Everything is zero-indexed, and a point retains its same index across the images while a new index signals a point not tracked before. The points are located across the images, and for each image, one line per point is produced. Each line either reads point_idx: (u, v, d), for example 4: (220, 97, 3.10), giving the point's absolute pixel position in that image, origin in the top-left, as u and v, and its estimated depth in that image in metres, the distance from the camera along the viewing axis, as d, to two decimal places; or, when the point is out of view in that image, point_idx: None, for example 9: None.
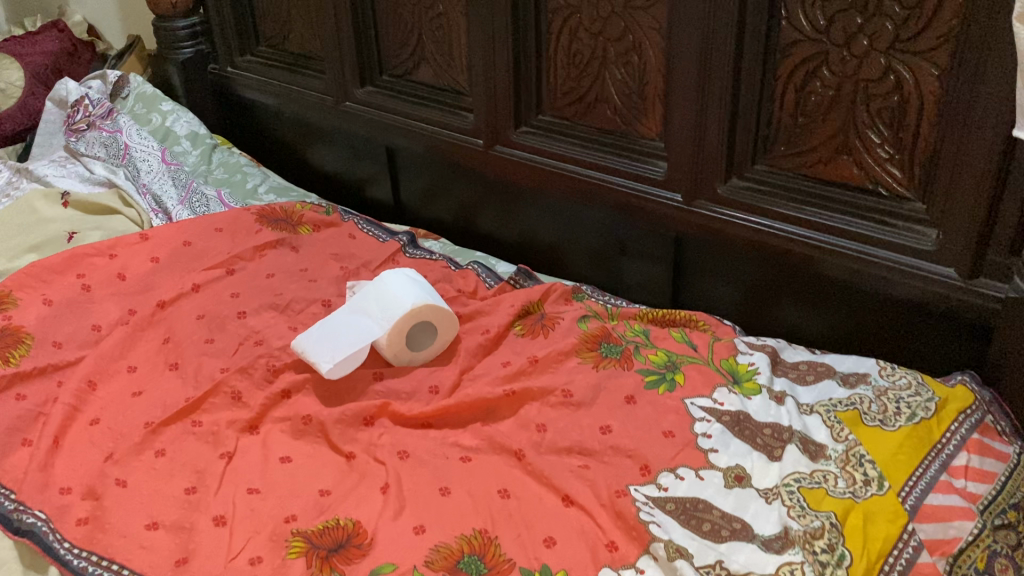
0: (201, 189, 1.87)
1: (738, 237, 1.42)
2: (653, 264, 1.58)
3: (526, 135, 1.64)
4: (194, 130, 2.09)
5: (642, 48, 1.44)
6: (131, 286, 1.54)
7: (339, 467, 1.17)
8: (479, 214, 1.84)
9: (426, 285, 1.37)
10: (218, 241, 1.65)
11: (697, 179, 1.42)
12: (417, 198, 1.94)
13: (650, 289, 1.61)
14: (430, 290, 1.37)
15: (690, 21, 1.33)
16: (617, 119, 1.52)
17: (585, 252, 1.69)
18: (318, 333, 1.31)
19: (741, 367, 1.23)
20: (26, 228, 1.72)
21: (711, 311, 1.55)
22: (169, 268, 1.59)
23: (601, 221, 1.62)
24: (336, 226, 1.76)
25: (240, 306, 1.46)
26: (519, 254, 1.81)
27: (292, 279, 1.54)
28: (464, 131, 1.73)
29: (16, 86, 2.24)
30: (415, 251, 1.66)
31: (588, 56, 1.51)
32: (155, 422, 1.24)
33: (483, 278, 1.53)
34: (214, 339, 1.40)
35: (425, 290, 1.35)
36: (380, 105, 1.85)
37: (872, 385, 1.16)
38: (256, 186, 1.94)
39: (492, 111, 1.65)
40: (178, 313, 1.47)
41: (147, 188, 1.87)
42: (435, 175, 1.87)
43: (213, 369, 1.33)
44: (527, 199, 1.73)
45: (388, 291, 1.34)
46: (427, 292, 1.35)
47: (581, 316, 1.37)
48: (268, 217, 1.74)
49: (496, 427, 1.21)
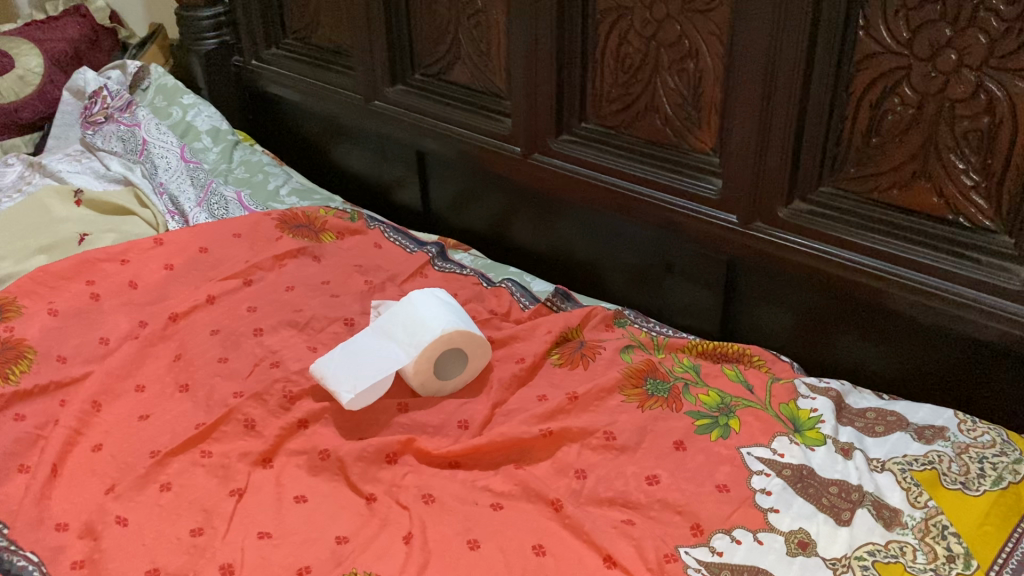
0: (221, 191, 1.77)
1: (797, 263, 1.30)
2: (699, 286, 1.47)
3: (567, 144, 1.53)
4: (216, 126, 2.00)
5: (699, 54, 1.32)
6: (143, 295, 1.45)
7: (358, 510, 1.07)
8: (513, 224, 1.73)
9: (457, 306, 1.27)
10: (236, 249, 1.56)
11: (756, 200, 1.31)
12: (447, 204, 1.84)
13: (697, 313, 1.50)
14: (460, 311, 1.26)
15: (755, 28, 1.21)
16: (669, 130, 1.41)
17: (626, 270, 1.57)
18: (340, 359, 1.21)
19: (802, 412, 1.12)
20: (36, 229, 1.64)
21: (763, 340, 1.43)
22: (184, 277, 1.49)
23: (644, 237, 1.51)
24: (360, 234, 1.66)
25: (256, 323, 1.37)
26: (554, 268, 1.70)
27: (313, 293, 1.44)
28: (499, 136, 1.62)
29: (34, 73, 2.13)
30: (444, 264, 1.55)
31: (638, 62, 1.40)
32: (161, 451, 1.14)
33: (518, 298, 1.42)
34: (228, 359, 1.30)
35: (455, 313, 1.24)
36: (410, 105, 1.75)
37: (951, 441, 1.04)
38: (277, 188, 1.84)
39: (532, 117, 1.54)
40: (191, 327, 1.38)
41: (164, 189, 1.77)
42: (468, 181, 1.76)
43: (226, 393, 1.23)
44: (565, 211, 1.62)
45: (415, 312, 1.23)
46: (458, 314, 1.25)
47: (626, 346, 1.26)
48: (289, 223, 1.64)
49: (531, 471, 1.10)
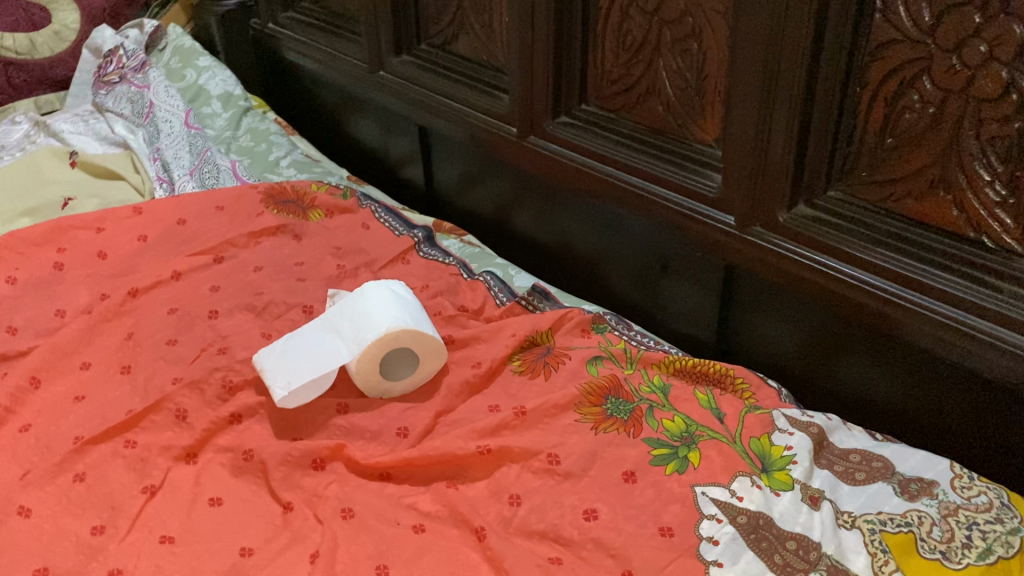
0: (215, 159, 1.69)
1: (799, 277, 1.15)
2: (698, 291, 1.33)
3: (564, 127, 1.40)
4: (228, 90, 1.91)
5: (703, 34, 1.17)
6: (110, 267, 1.40)
7: (272, 519, 0.99)
8: (516, 209, 1.61)
9: (412, 302, 1.17)
10: (215, 223, 1.49)
11: (755, 202, 1.16)
12: (452, 185, 1.73)
13: (696, 320, 1.35)
14: (415, 308, 1.16)
15: (759, 5, 1.05)
16: (671, 117, 1.27)
17: (625, 268, 1.44)
18: (281, 353, 1.13)
19: (775, 450, 0.98)
20: (27, 189, 1.60)
21: (764, 356, 1.29)
22: (156, 249, 1.44)
23: (643, 234, 1.37)
24: (351, 212, 1.57)
25: (214, 304, 1.30)
26: (555, 260, 1.58)
27: (280, 275, 1.36)
28: (497, 116, 1.50)
29: (71, 29, 2.09)
30: (429, 250, 1.46)
31: (640, 40, 1.25)
32: (84, 437, 1.09)
33: (494, 293, 1.31)
34: (178, 341, 1.24)
35: (408, 308, 1.15)
36: (414, 78, 1.64)
37: (938, 500, 0.90)
38: (278, 159, 1.75)
39: (528, 96, 1.41)
40: (149, 304, 1.32)
41: (160, 155, 1.71)
42: (472, 160, 1.65)
43: (165, 379, 1.17)
44: (566, 200, 1.49)
45: (365, 306, 1.14)
46: (412, 310, 1.15)
47: (595, 357, 1.14)
48: (276, 197, 1.56)
49: (463, 491, 1.00)
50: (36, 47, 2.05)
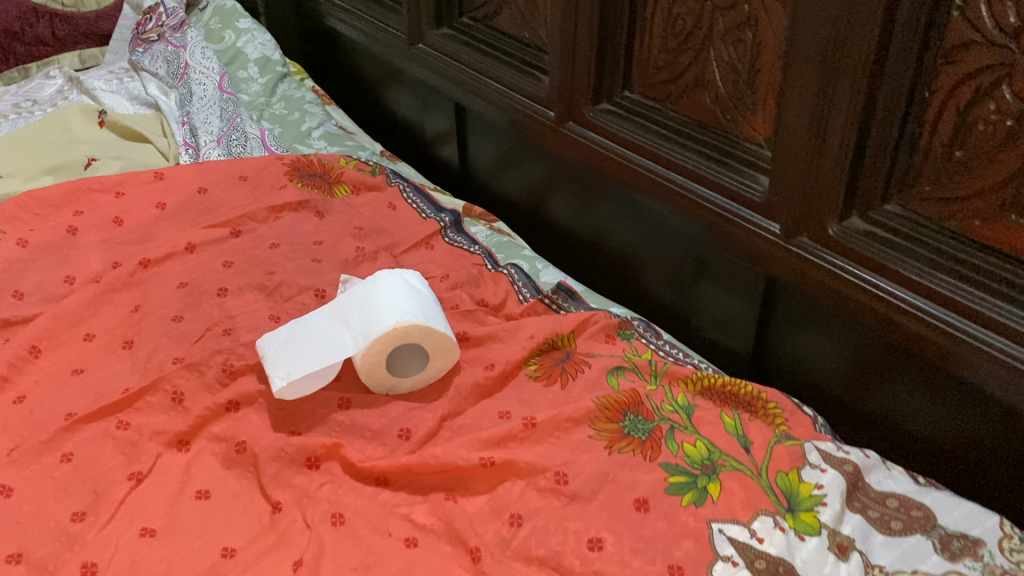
0: (244, 126, 1.62)
1: (846, 295, 1.05)
2: (735, 301, 1.23)
3: (605, 114, 1.31)
4: (266, 55, 1.85)
5: (759, 22, 1.06)
6: (126, 234, 1.35)
7: (259, 519, 0.93)
8: (550, 197, 1.53)
9: (425, 295, 1.10)
10: (237, 194, 1.44)
11: (804, 210, 1.06)
12: (488, 166, 1.66)
13: (731, 329, 1.25)
14: (428, 301, 1.09)
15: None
16: (719, 111, 1.17)
17: (659, 268, 1.35)
18: (285, 341, 1.07)
19: (803, 488, 0.89)
20: (52, 145, 1.56)
21: (803, 374, 1.18)
22: (174, 218, 1.39)
23: (680, 235, 1.28)
24: (378, 189, 1.51)
25: (224, 281, 1.24)
26: (587, 254, 1.50)
27: (296, 254, 1.30)
28: (535, 98, 1.42)
29: None
30: (455, 236, 1.39)
31: (691, 25, 1.15)
32: (76, 415, 1.04)
33: (518, 288, 1.24)
34: (183, 318, 1.19)
35: (420, 301, 1.08)
36: (453, 53, 1.57)
37: (982, 563, 0.81)
38: (309, 129, 1.69)
39: (569, 79, 1.33)
40: (160, 276, 1.27)
41: (189, 118, 1.66)
42: (509, 142, 1.57)
43: (166, 358, 1.12)
44: (602, 192, 1.40)
45: (374, 296, 1.08)
46: (423, 303, 1.08)
47: (617, 368, 1.06)
48: (302, 170, 1.50)
49: (462, 505, 0.93)
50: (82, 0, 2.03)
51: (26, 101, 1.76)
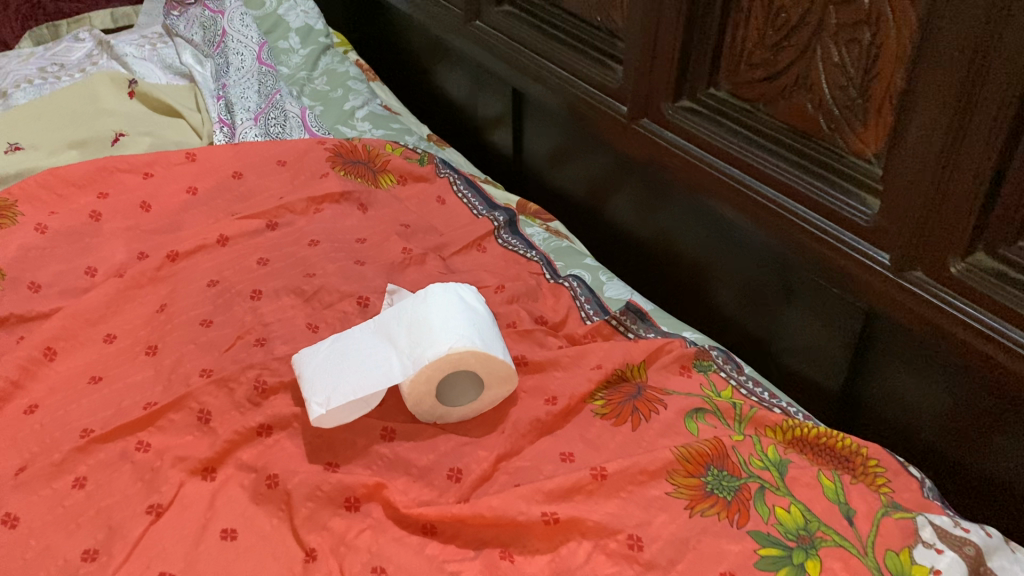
0: (284, 104, 1.50)
1: (964, 342, 0.91)
2: (822, 332, 1.10)
3: (686, 113, 1.18)
4: (308, 24, 1.73)
5: (880, 20, 0.91)
6: (153, 221, 1.24)
7: (291, 568, 0.82)
8: (613, 197, 1.40)
9: (482, 314, 0.98)
10: (274, 180, 1.32)
11: (922, 241, 0.93)
12: (545, 157, 1.52)
13: (815, 360, 1.12)
14: (485, 322, 0.97)
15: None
16: (821, 119, 1.02)
17: (734, 286, 1.22)
18: (324, 360, 0.96)
19: (917, 572, 0.77)
20: (78, 116, 1.45)
21: (894, 418, 1.05)
22: (205, 205, 1.28)
23: (764, 252, 1.14)
24: (426, 180, 1.39)
25: (258, 281, 1.13)
26: (651, 261, 1.36)
27: (336, 253, 1.18)
28: (606, 90, 1.29)
29: None
30: (509, 238, 1.27)
31: (795, 18, 1.01)
32: (93, 432, 0.94)
33: (580, 304, 1.12)
34: (212, 323, 1.08)
35: (477, 322, 0.96)
36: (514, 33, 1.44)
37: None
38: (353, 109, 1.57)
39: (648, 71, 1.19)
40: (189, 272, 1.16)
41: (225, 92, 1.54)
42: (570, 132, 1.44)
43: (192, 369, 1.02)
44: (674, 196, 1.27)
45: (426, 314, 0.96)
46: (480, 325, 0.96)
47: (697, 409, 0.94)
48: (345, 156, 1.38)
49: (520, 567, 0.81)
50: None
51: (53, 65, 1.65)
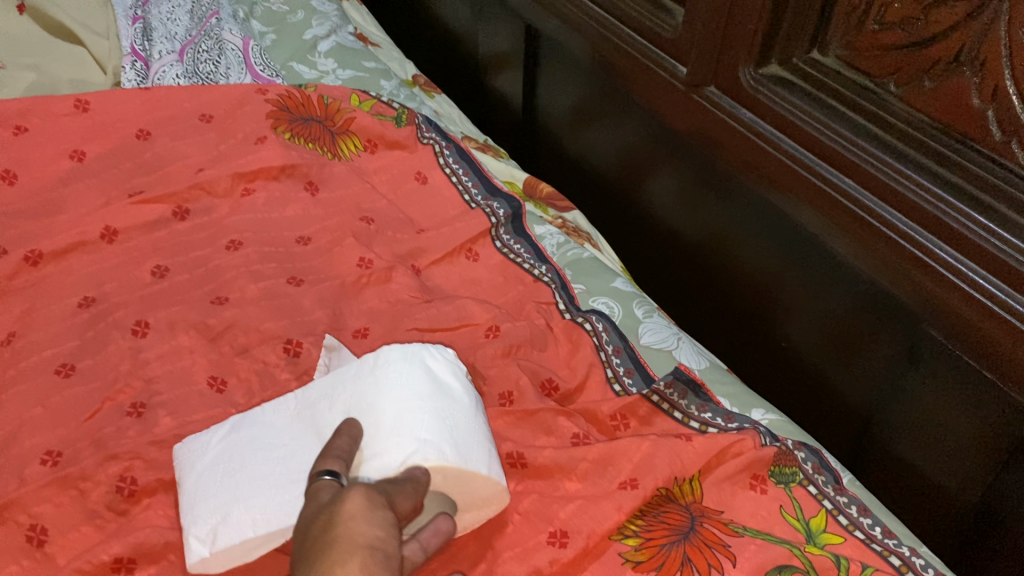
0: (221, 31, 1.13)
1: None
2: (950, 418, 0.76)
3: (771, 87, 0.82)
4: None
5: None
6: (18, 200, 0.90)
7: None
8: (650, 181, 1.04)
9: (460, 399, 0.63)
10: (195, 144, 0.97)
11: None
12: (563, 116, 1.16)
13: (935, 449, 0.79)
14: (463, 411, 0.62)
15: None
16: (994, 121, 0.66)
17: (817, 328, 0.88)
18: (216, 462, 0.62)
19: None
20: None
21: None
22: (95, 178, 0.93)
23: (868, 293, 0.80)
24: (403, 149, 1.03)
25: (149, 306, 0.80)
26: (700, 272, 1.02)
27: (263, 265, 0.85)
28: (654, 41, 0.92)
29: None
30: (511, 242, 0.92)
31: None
32: None
33: (610, 360, 0.78)
34: (75, 372, 0.75)
35: (449, 414, 0.61)
36: None
37: None
38: (315, 38, 1.20)
39: (723, 21, 0.83)
40: (55, 283, 0.82)
41: (143, 12, 1.16)
42: (596, 89, 1.07)
43: (31, 452, 0.69)
44: (736, 195, 0.92)
45: (372, 399, 0.61)
46: (454, 417, 0.61)
47: (780, 567, 0.62)
48: (293, 111, 1.02)
49: None
50: None
51: None
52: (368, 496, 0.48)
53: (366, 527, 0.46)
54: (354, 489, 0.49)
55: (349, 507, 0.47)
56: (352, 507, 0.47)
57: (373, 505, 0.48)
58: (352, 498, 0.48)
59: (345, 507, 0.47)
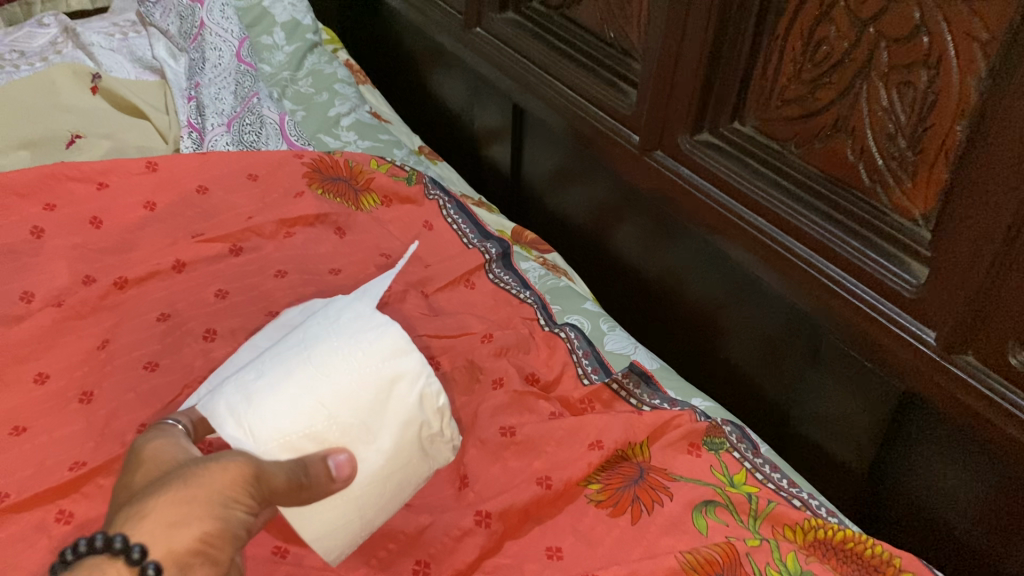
0: (261, 108, 1.36)
1: (1003, 434, 0.79)
2: (849, 401, 0.97)
3: (706, 148, 1.05)
4: (296, 18, 1.61)
5: (942, 66, 0.78)
6: (103, 240, 1.11)
7: None
8: (616, 230, 1.26)
9: (413, 448, 0.72)
10: (243, 197, 1.19)
11: (973, 321, 0.79)
12: (544, 177, 1.39)
13: (839, 433, 1.00)
14: (404, 462, 0.72)
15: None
16: (864, 170, 0.89)
17: (750, 341, 1.09)
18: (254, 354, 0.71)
19: None
20: (32, 111, 1.30)
21: (932, 511, 0.93)
22: (164, 223, 1.14)
23: (786, 308, 1.01)
24: (413, 203, 1.25)
25: (214, 318, 1.01)
26: (657, 303, 1.24)
27: (304, 288, 1.06)
28: (617, 114, 1.15)
29: None
30: (501, 274, 1.14)
31: (840, 54, 0.87)
32: (7, 498, 0.81)
33: (578, 359, 0.99)
34: (158, 366, 0.95)
35: (390, 466, 0.70)
36: (514, 42, 1.31)
37: None
38: (338, 115, 1.44)
39: (667, 99, 1.06)
40: (137, 303, 1.03)
41: (196, 92, 1.40)
42: (572, 155, 1.30)
43: (129, 424, 0.89)
44: (683, 235, 1.14)
45: (359, 394, 0.68)
46: (391, 472, 0.71)
47: (707, 501, 0.82)
48: (324, 172, 1.25)
49: None
50: None
51: (12, 52, 1.49)
52: (245, 475, 0.58)
53: (223, 507, 0.56)
54: (235, 465, 0.59)
55: (218, 477, 0.57)
56: (217, 479, 0.57)
57: (239, 491, 0.57)
58: (229, 473, 0.58)
59: (215, 477, 0.57)
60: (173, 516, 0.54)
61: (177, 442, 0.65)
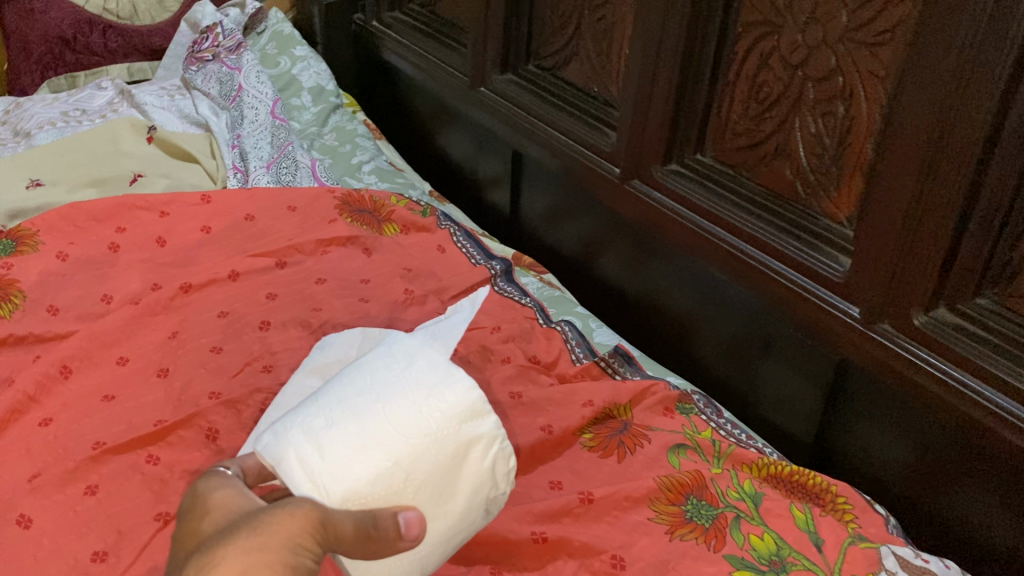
0: (295, 155, 1.58)
1: (904, 379, 1.00)
2: (798, 379, 1.17)
3: (674, 175, 1.27)
4: (321, 84, 1.85)
5: (853, 98, 1.00)
6: (168, 255, 1.31)
7: None
8: (602, 255, 1.47)
9: (478, 508, 0.73)
10: (285, 223, 1.40)
11: (886, 294, 1.00)
12: (540, 216, 1.61)
13: (790, 410, 1.20)
14: (467, 523, 0.73)
15: (943, 51, 0.86)
16: (800, 186, 1.11)
17: (716, 339, 1.29)
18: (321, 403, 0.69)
19: None
20: (98, 156, 1.51)
21: (875, 470, 1.11)
22: (219, 243, 1.35)
23: (744, 306, 1.22)
24: (427, 231, 1.46)
25: (267, 313, 1.20)
26: (637, 316, 1.44)
27: (341, 293, 1.26)
28: (600, 152, 1.37)
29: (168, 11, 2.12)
30: (505, 285, 1.34)
31: (777, 93, 1.10)
32: (105, 445, 0.99)
33: (571, 346, 1.19)
34: (222, 349, 1.14)
35: (455, 525, 0.71)
36: (514, 98, 1.54)
37: None
38: (360, 163, 1.66)
39: (640, 136, 1.28)
40: (200, 303, 1.22)
41: (239, 142, 1.63)
42: (563, 194, 1.52)
43: (201, 392, 1.07)
44: (656, 253, 1.35)
45: (430, 453, 0.67)
46: (455, 530, 0.72)
47: (678, 445, 1.01)
48: (352, 205, 1.46)
49: None
50: (138, 13, 2.10)
51: (76, 110, 1.74)
52: (312, 524, 0.56)
53: (293, 556, 0.53)
54: (297, 513, 0.56)
55: (281, 527, 0.55)
56: (279, 525, 0.55)
57: (303, 543, 0.55)
58: (295, 521, 0.55)
59: (280, 525, 0.55)
60: (249, 564, 0.51)
61: (237, 486, 0.62)
